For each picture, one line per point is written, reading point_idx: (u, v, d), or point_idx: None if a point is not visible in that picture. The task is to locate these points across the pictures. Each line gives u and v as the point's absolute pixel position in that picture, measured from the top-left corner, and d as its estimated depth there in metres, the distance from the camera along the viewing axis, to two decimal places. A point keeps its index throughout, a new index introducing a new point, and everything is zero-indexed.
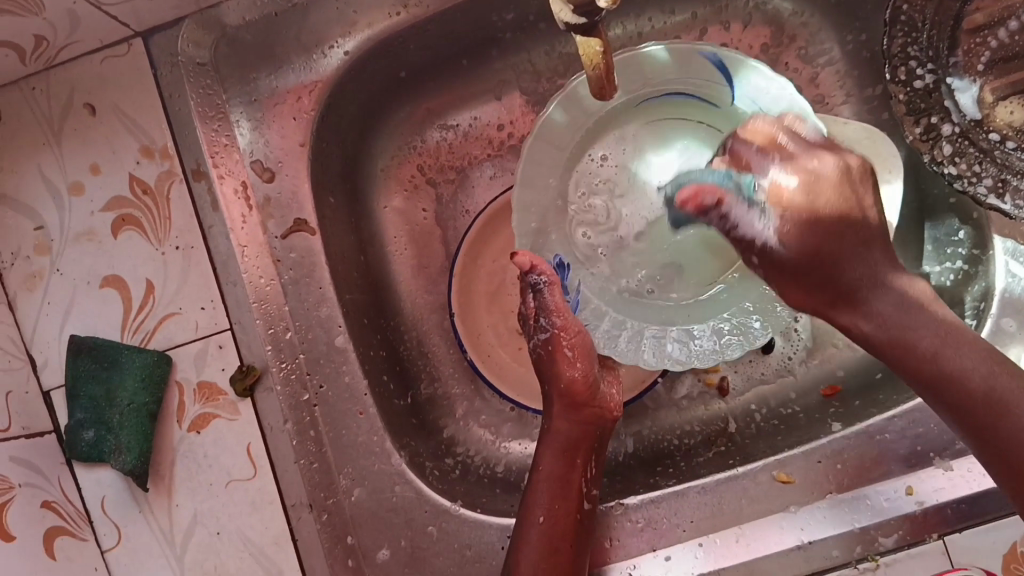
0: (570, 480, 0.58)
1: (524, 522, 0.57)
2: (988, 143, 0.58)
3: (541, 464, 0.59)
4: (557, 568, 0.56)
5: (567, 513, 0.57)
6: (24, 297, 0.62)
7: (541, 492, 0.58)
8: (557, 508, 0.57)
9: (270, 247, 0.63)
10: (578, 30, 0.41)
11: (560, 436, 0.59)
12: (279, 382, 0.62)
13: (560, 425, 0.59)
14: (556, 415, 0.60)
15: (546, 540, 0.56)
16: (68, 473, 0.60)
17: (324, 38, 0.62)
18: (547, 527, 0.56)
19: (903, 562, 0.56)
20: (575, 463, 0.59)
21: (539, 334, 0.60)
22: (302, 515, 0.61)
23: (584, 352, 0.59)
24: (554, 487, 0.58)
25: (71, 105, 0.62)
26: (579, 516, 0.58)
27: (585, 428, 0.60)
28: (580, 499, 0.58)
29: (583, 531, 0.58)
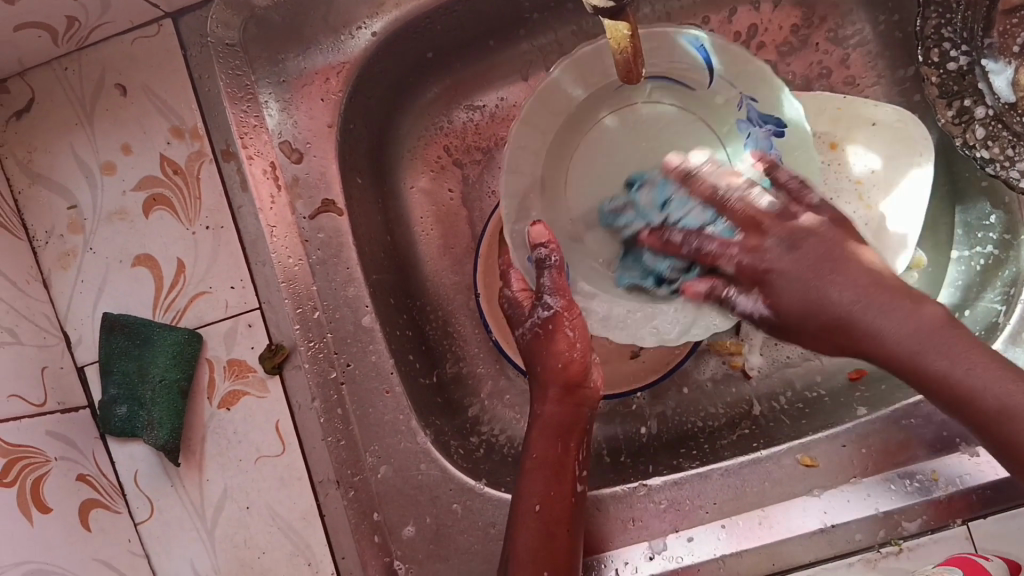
0: (564, 465, 0.59)
1: (522, 513, 0.57)
2: (1022, 127, 0.57)
3: (534, 450, 0.59)
4: (556, 555, 0.56)
5: (563, 498, 0.57)
6: (58, 276, 0.63)
7: (537, 479, 0.58)
8: (554, 494, 0.57)
9: (299, 227, 0.63)
10: (606, 13, 0.41)
11: (552, 420, 0.59)
12: (307, 360, 0.62)
13: (552, 409, 0.60)
14: (548, 398, 0.60)
15: (545, 528, 0.56)
16: (102, 447, 0.62)
17: (352, 19, 0.63)
18: (544, 512, 0.56)
19: (927, 547, 0.56)
20: (569, 447, 0.59)
21: (538, 314, 0.61)
22: (329, 491, 0.62)
23: (583, 334, 0.60)
24: (548, 473, 0.58)
25: (103, 85, 0.63)
26: (574, 500, 0.58)
27: (578, 412, 0.60)
28: (574, 483, 0.59)
29: (578, 516, 0.58)
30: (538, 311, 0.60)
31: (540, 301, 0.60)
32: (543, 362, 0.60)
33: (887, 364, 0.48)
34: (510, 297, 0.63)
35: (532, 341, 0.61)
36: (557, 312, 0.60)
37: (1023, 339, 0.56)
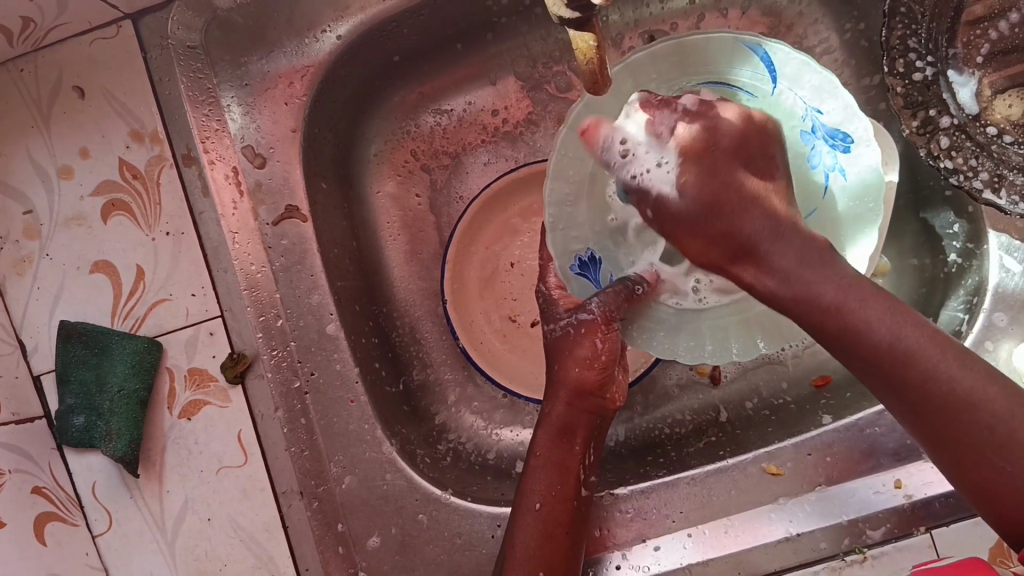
0: (568, 467, 0.57)
1: (522, 510, 0.56)
2: (985, 137, 0.58)
3: (538, 448, 0.58)
4: (552, 559, 0.55)
5: (564, 499, 0.57)
6: (14, 282, 0.61)
7: (538, 477, 0.57)
8: (554, 492, 0.57)
9: (261, 233, 0.62)
10: (573, 24, 0.40)
11: (559, 424, 0.58)
12: (270, 369, 0.61)
13: (560, 411, 0.58)
14: (558, 395, 0.58)
15: (540, 529, 0.55)
16: (59, 458, 0.60)
17: (317, 22, 0.61)
18: (544, 513, 0.56)
19: (891, 555, 0.56)
20: (575, 448, 0.58)
21: (577, 315, 0.58)
22: (292, 502, 0.61)
23: (608, 346, 0.57)
24: (552, 473, 0.57)
25: (60, 87, 0.61)
26: (575, 503, 0.57)
27: (586, 418, 0.58)
28: (576, 486, 0.57)
29: (580, 518, 0.57)
30: (575, 315, 0.58)
31: (580, 308, 0.58)
32: (559, 364, 0.58)
33: (823, 324, 0.46)
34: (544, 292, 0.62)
35: (560, 340, 0.59)
36: (596, 321, 0.58)
37: (984, 349, 0.57)
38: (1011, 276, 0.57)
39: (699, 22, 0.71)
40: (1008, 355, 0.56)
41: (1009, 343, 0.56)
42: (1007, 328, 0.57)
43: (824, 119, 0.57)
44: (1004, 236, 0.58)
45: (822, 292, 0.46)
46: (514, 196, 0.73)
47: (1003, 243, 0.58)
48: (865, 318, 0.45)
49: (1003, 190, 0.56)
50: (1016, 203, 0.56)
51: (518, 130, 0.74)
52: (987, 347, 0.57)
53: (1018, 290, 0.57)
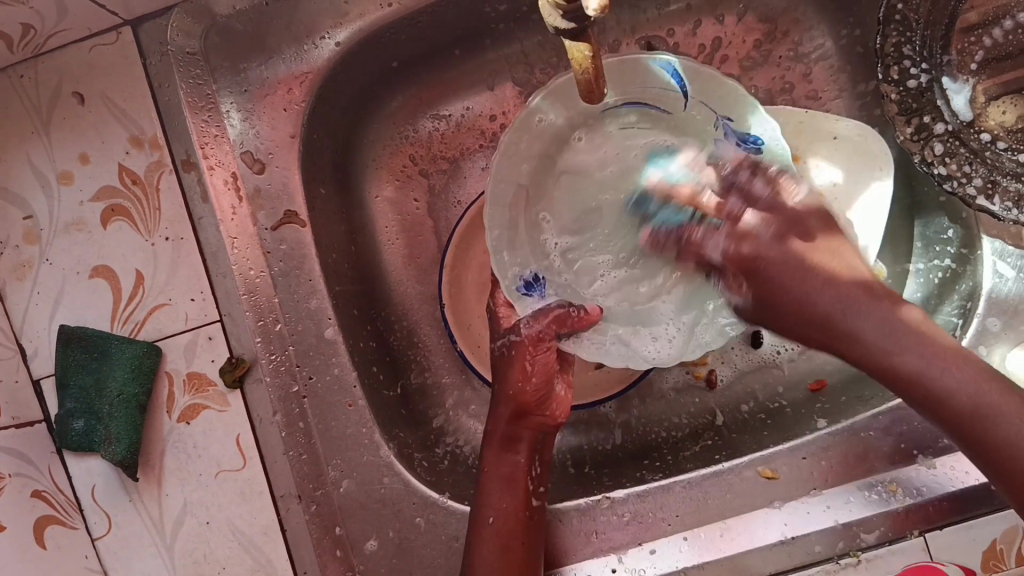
0: (516, 479, 0.58)
1: (478, 526, 0.57)
2: (979, 144, 0.58)
3: (484, 466, 0.59)
4: (511, 568, 0.55)
5: (514, 509, 0.57)
6: (14, 286, 0.61)
7: (487, 490, 0.58)
8: (503, 504, 0.57)
9: (260, 238, 0.63)
10: (568, 35, 0.41)
11: (503, 438, 0.59)
12: (269, 373, 0.62)
13: (503, 429, 0.59)
14: (498, 410, 0.59)
15: (494, 540, 0.56)
16: (58, 461, 0.60)
17: (315, 29, 0.62)
18: (497, 526, 0.56)
19: (885, 558, 0.56)
20: (518, 459, 0.59)
21: (509, 335, 0.60)
22: (290, 505, 0.61)
23: (545, 368, 0.59)
24: (500, 486, 0.58)
25: (60, 93, 0.61)
26: (528, 514, 0.57)
27: (528, 433, 0.59)
28: (525, 497, 0.58)
29: (534, 528, 0.57)
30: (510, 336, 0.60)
31: (512, 329, 0.60)
32: (499, 384, 0.60)
33: (888, 379, 0.50)
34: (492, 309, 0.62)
35: (500, 361, 0.60)
36: (526, 341, 0.59)
37: (978, 354, 0.57)
38: (1005, 282, 0.58)
39: (696, 28, 0.71)
40: (1001, 360, 0.56)
41: (1002, 348, 0.57)
42: (1000, 333, 0.57)
43: (734, 126, 0.59)
44: (998, 243, 0.58)
45: (903, 357, 0.49)
46: None
47: (996, 249, 0.58)
48: (944, 385, 0.47)
49: (996, 197, 0.56)
50: (1010, 210, 0.56)
51: None
52: (981, 352, 0.57)
53: (1012, 295, 0.57)
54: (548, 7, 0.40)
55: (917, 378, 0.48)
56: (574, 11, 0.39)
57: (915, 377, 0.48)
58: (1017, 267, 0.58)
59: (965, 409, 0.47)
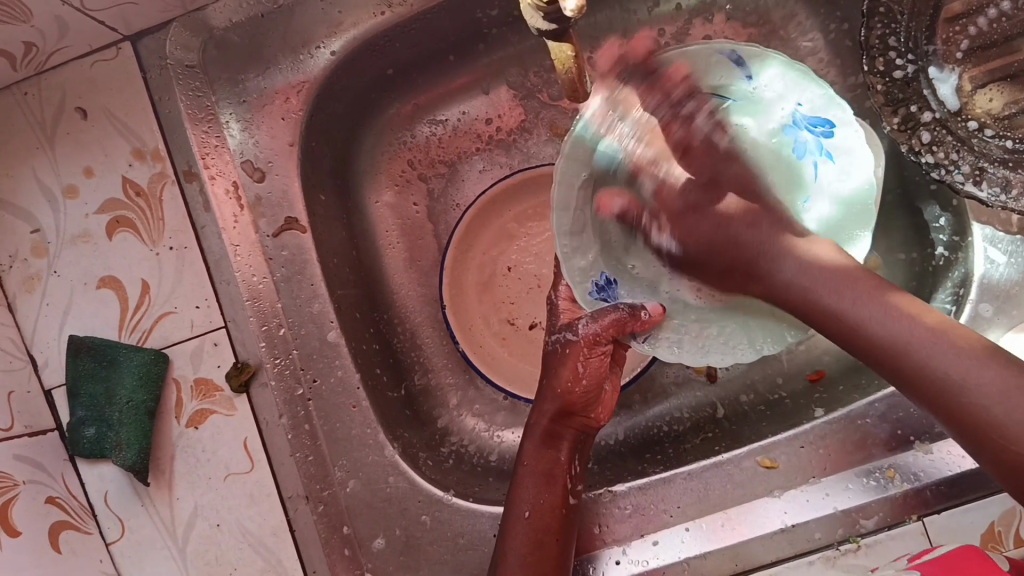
0: (554, 476, 0.58)
1: (511, 520, 0.57)
2: (966, 131, 0.59)
3: (525, 460, 0.59)
4: (544, 565, 0.56)
5: (555, 506, 0.58)
6: (23, 299, 0.63)
7: (524, 486, 0.58)
8: (541, 500, 0.57)
9: (262, 246, 0.64)
10: (550, 36, 0.42)
11: (544, 435, 0.59)
12: (274, 377, 0.63)
13: (547, 425, 0.59)
14: (544, 407, 0.59)
15: (531, 537, 0.56)
16: (71, 469, 0.62)
17: (311, 39, 0.63)
18: (532, 522, 0.57)
19: (884, 543, 0.57)
20: (558, 457, 0.59)
21: (566, 333, 0.60)
22: (298, 506, 0.62)
23: (596, 370, 0.59)
24: (539, 482, 0.58)
25: (63, 108, 0.63)
26: (564, 511, 0.58)
27: (572, 432, 0.60)
28: (563, 494, 0.58)
29: (569, 526, 0.58)
30: (567, 335, 0.60)
31: (569, 328, 0.60)
32: (548, 378, 0.60)
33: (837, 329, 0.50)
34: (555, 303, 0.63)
35: (553, 357, 0.60)
36: (580, 342, 0.59)
37: None
38: (997, 268, 0.59)
39: (686, 27, 0.73)
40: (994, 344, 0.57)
41: (995, 333, 0.57)
42: (992, 318, 0.58)
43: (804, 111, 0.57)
44: (988, 228, 0.59)
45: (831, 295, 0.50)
46: (510, 203, 0.74)
47: (986, 235, 0.59)
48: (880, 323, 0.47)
49: (984, 183, 0.57)
50: (998, 195, 0.56)
51: (512, 138, 0.75)
52: None
53: (1003, 280, 0.58)
54: (529, 10, 0.42)
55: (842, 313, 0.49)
56: (556, 12, 0.40)
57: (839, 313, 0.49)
58: (1008, 252, 0.58)
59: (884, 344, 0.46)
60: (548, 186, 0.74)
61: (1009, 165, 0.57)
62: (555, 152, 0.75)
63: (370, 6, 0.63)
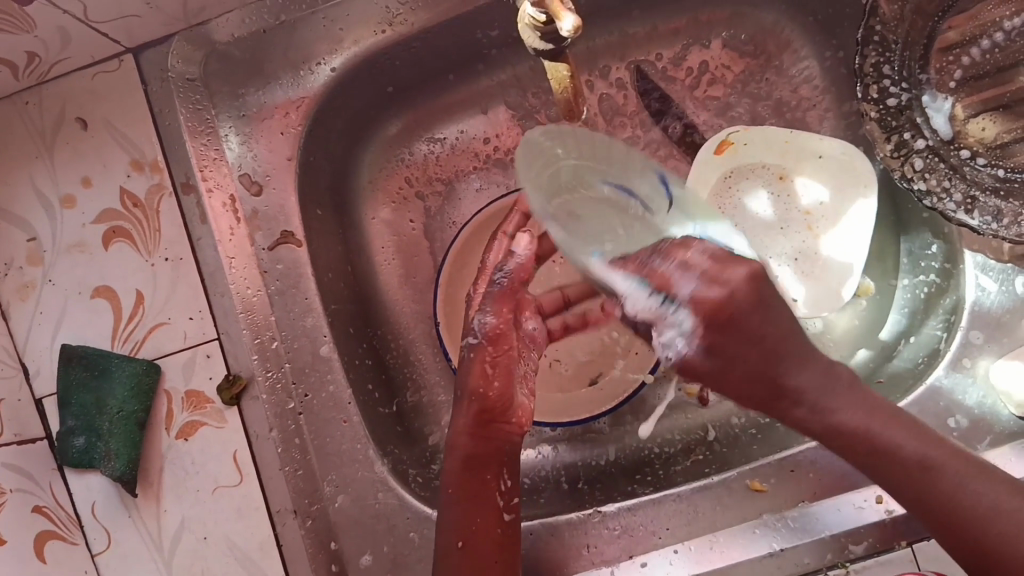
0: (485, 494, 0.54)
1: (442, 547, 0.53)
2: (958, 160, 0.60)
3: (448, 482, 0.55)
4: None
5: (483, 529, 0.53)
6: (17, 307, 0.63)
7: (448, 510, 0.54)
8: (465, 525, 0.53)
9: (258, 258, 0.64)
10: (547, 54, 0.43)
11: (466, 453, 0.55)
12: (265, 391, 0.63)
13: (463, 442, 0.55)
14: (461, 421, 0.56)
15: (461, 564, 0.52)
16: (59, 478, 0.61)
17: (311, 55, 0.64)
18: (467, 545, 0.52)
19: (873, 569, 0.57)
20: (488, 476, 0.55)
21: (472, 334, 0.59)
22: (286, 521, 0.62)
23: (505, 372, 0.57)
24: (467, 500, 0.54)
25: (64, 118, 0.63)
26: (501, 529, 0.54)
27: (494, 445, 0.56)
28: (495, 515, 0.54)
29: (507, 546, 0.54)
30: (471, 338, 0.59)
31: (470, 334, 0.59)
32: (464, 383, 0.57)
33: (840, 438, 0.48)
34: (472, 295, 0.63)
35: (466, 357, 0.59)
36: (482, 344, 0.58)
37: (963, 366, 0.58)
38: (987, 295, 0.59)
39: (683, 52, 0.74)
40: (985, 372, 0.57)
41: (986, 360, 0.58)
42: (983, 345, 0.58)
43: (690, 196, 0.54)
44: (980, 256, 0.60)
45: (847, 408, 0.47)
46: None
47: (977, 262, 0.59)
48: (896, 437, 0.47)
49: (976, 212, 0.57)
50: (988, 224, 0.57)
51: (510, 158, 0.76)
52: (965, 364, 0.58)
53: (994, 308, 0.58)
54: (526, 28, 0.42)
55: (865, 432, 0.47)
56: (553, 32, 0.41)
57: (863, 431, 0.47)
58: (999, 281, 0.59)
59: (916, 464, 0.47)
60: None
61: (1001, 194, 0.58)
62: None
63: (371, 24, 0.64)
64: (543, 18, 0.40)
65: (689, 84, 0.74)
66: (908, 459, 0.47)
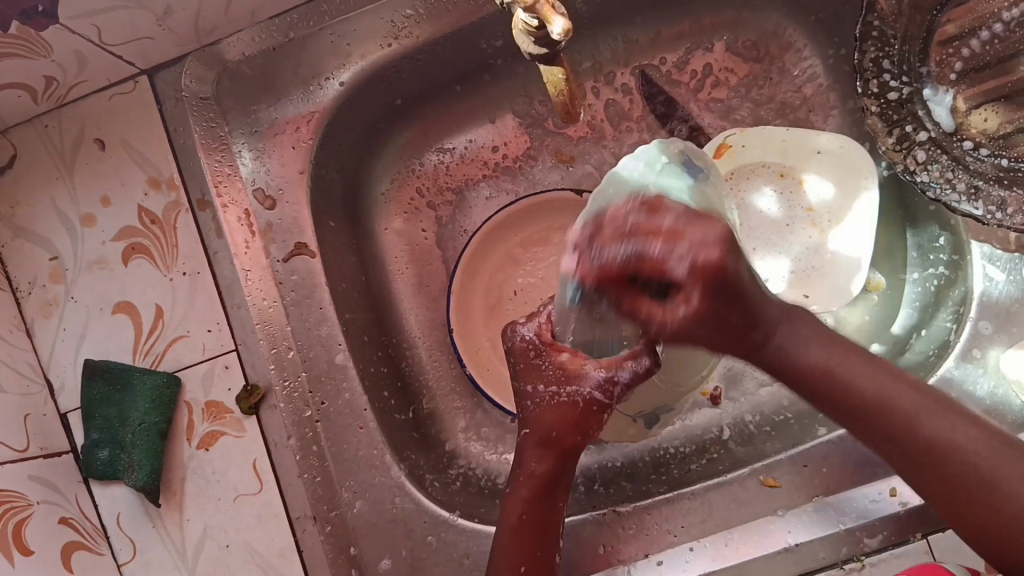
0: (546, 527, 0.55)
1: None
2: (961, 151, 0.61)
3: (508, 513, 0.55)
4: None
5: (543, 555, 0.55)
6: (41, 325, 0.65)
7: (505, 540, 0.55)
8: (529, 555, 0.54)
9: (272, 270, 0.66)
10: (542, 59, 0.48)
11: (533, 489, 0.55)
12: (283, 399, 0.64)
13: (534, 470, 0.55)
14: (531, 462, 0.55)
15: None
16: (85, 490, 0.63)
17: (320, 72, 0.66)
18: None
19: (888, 562, 0.57)
20: (555, 506, 0.56)
21: (591, 388, 0.53)
22: (306, 526, 0.63)
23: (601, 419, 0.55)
24: (529, 534, 0.55)
25: (83, 140, 0.65)
26: (552, 562, 0.56)
27: (563, 471, 0.55)
28: (552, 544, 0.56)
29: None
30: (595, 392, 0.53)
31: (597, 384, 0.53)
32: (539, 420, 0.55)
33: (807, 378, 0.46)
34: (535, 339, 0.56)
35: (548, 400, 0.55)
36: (603, 402, 0.54)
37: (974, 357, 0.58)
38: (995, 285, 0.59)
39: (687, 55, 0.75)
40: (994, 361, 0.57)
41: (996, 350, 0.58)
42: (992, 335, 0.58)
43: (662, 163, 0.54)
44: (987, 246, 0.60)
45: (810, 348, 0.46)
46: (516, 228, 0.76)
47: (985, 253, 0.60)
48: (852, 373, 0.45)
49: (979, 201, 0.58)
50: (992, 213, 0.58)
51: (518, 165, 0.77)
52: (975, 355, 0.58)
53: (1003, 298, 0.59)
54: (522, 36, 0.47)
55: (827, 370, 0.45)
56: (545, 37, 0.46)
57: (824, 371, 0.45)
58: (1007, 270, 0.59)
59: (871, 400, 0.45)
60: (557, 211, 0.75)
61: (1004, 183, 0.59)
62: (560, 178, 0.77)
63: (377, 37, 0.65)
64: (534, 24, 0.45)
65: (694, 86, 0.75)
66: (867, 398, 0.45)
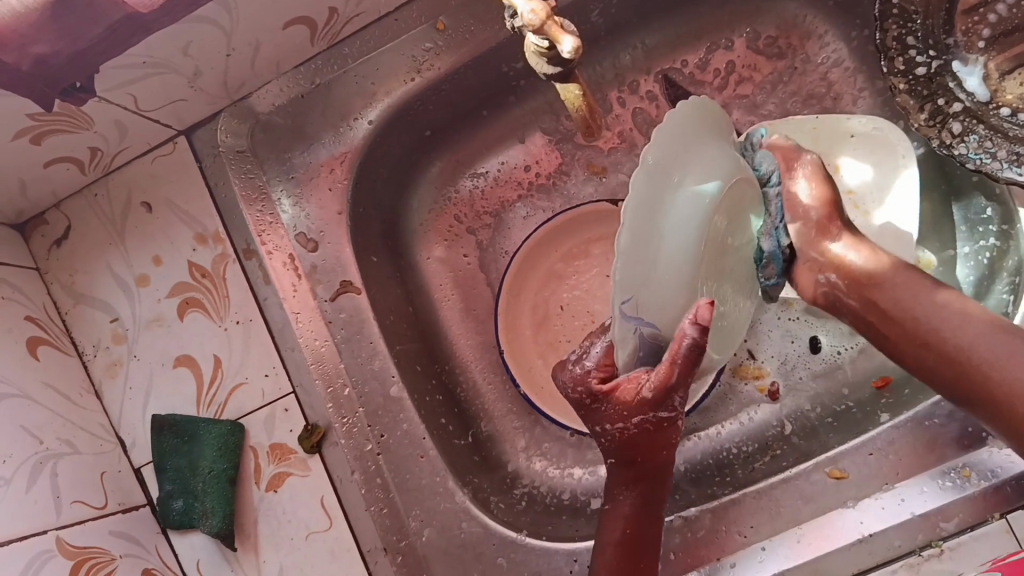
0: (642, 541, 0.55)
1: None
2: (999, 119, 0.59)
3: (611, 533, 0.55)
4: None
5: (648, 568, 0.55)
6: (108, 384, 0.67)
7: (609, 559, 0.54)
8: (632, 569, 0.54)
9: (321, 310, 0.67)
10: (557, 78, 0.49)
11: (635, 498, 0.55)
12: (344, 436, 0.66)
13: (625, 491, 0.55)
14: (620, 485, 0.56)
15: None
16: (164, 540, 0.65)
17: (348, 112, 0.67)
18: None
19: (967, 545, 0.55)
20: (657, 519, 0.56)
21: (658, 412, 0.51)
22: (378, 558, 0.64)
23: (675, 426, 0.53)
24: (626, 550, 0.54)
25: (130, 204, 0.68)
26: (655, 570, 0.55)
27: (652, 484, 0.55)
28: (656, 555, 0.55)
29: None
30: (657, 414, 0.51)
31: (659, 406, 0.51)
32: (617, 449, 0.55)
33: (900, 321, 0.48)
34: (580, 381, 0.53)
35: (620, 432, 0.53)
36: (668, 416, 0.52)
37: None
38: None
39: (708, 55, 0.75)
40: None
41: None
42: None
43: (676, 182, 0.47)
44: None
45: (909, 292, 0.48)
46: (556, 242, 0.76)
47: None
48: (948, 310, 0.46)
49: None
50: None
51: (552, 181, 0.78)
52: None
53: None
54: (535, 59, 0.49)
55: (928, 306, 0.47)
56: (557, 56, 0.47)
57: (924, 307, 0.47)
58: None
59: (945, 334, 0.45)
60: (591, 223, 0.76)
61: None
62: (594, 191, 0.78)
63: (400, 74, 0.66)
64: (545, 46, 0.46)
65: (718, 85, 0.75)
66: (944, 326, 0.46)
